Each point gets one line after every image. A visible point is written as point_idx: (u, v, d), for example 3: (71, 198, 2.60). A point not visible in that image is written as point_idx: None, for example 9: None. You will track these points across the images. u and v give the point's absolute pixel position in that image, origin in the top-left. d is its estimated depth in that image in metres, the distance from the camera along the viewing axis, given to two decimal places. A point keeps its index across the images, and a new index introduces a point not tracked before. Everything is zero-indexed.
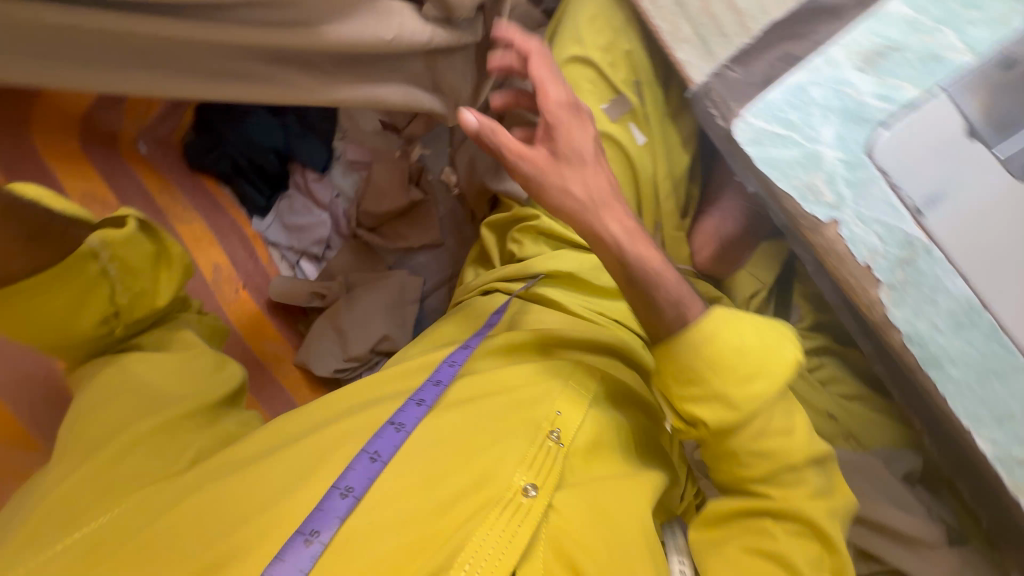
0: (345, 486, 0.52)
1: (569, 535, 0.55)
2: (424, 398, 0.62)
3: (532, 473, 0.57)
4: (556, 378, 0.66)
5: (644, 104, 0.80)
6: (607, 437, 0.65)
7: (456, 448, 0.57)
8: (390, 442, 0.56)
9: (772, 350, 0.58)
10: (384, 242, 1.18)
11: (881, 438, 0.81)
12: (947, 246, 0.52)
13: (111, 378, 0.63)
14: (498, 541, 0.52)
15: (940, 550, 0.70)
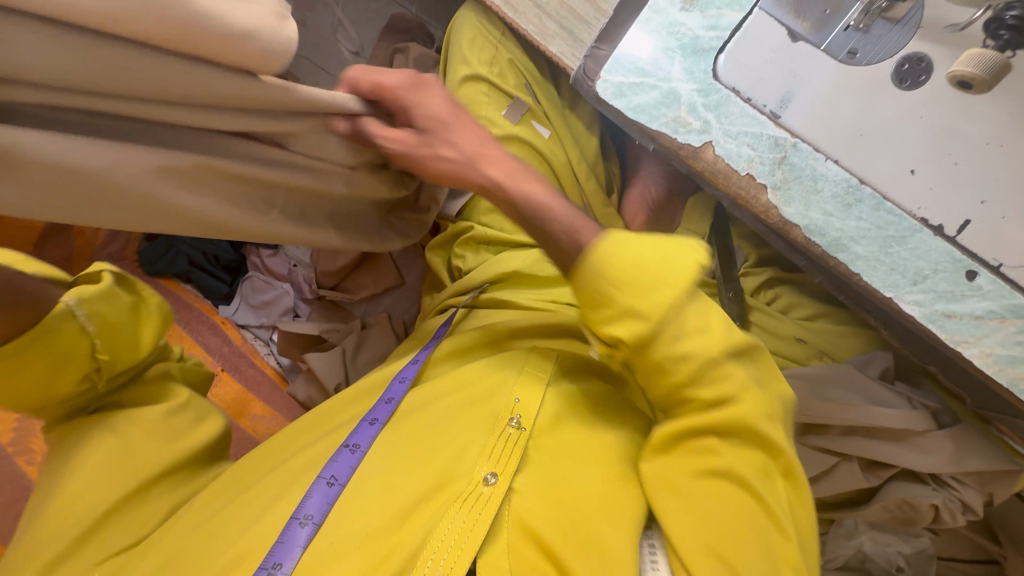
0: (305, 514, 0.55)
1: (531, 515, 0.58)
2: (377, 416, 0.66)
3: (493, 463, 0.60)
4: (509, 368, 0.69)
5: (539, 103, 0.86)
6: (571, 411, 0.67)
7: (414, 454, 0.61)
8: (346, 465, 0.60)
9: (671, 256, 0.54)
10: (345, 296, 1.20)
11: (848, 347, 0.84)
12: (811, 138, 0.53)
13: (97, 450, 0.60)
14: (458, 532, 0.55)
15: (931, 435, 0.73)
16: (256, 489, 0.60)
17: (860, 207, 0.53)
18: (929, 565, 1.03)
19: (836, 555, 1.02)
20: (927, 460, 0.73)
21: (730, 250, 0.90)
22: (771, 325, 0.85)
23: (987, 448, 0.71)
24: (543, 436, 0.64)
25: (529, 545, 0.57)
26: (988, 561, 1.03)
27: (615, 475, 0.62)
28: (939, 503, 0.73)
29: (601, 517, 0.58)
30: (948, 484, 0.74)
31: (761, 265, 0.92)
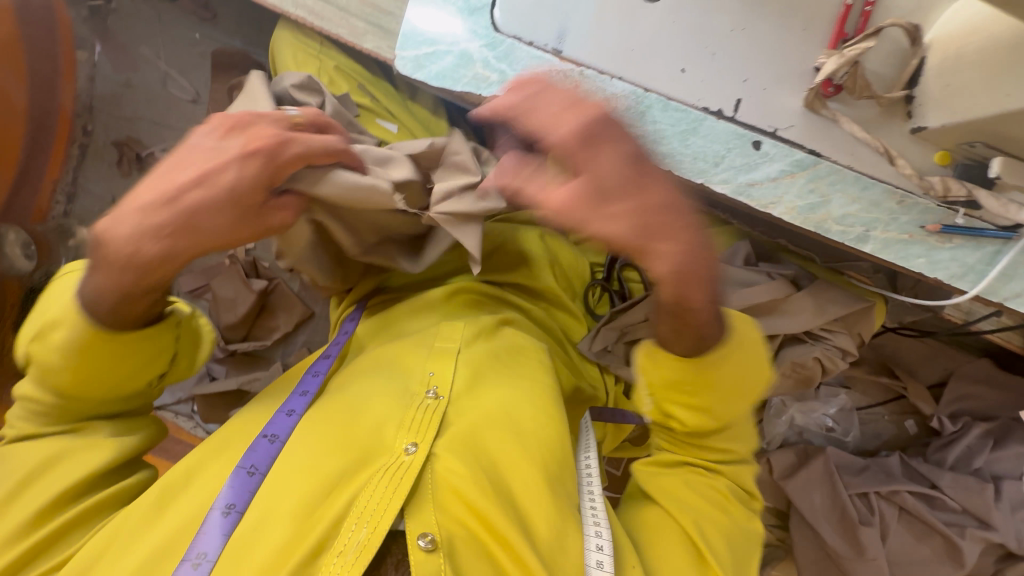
0: (225, 504, 0.56)
1: (452, 470, 0.60)
2: (295, 407, 0.66)
3: (412, 433, 0.62)
4: (419, 343, 0.72)
5: (377, 100, 0.90)
6: (485, 368, 0.70)
7: (334, 435, 0.61)
8: (266, 453, 0.60)
9: (749, 361, 0.63)
10: (258, 344, 1.17)
11: (719, 245, 0.89)
12: (592, 63, 0.61)
13: (55, 454, 0.59)
14: (382, 496, 0.56)
15: (793, 298, 0.82)
16: (174, 498, 0.58)
17: (651, 112, 0.60)
18: (851, 417, 1.17)
19: (776, 435, 1.17)
20: (799, 320, 0.81)
21: None
22: None
23: (844, 297, 0.81)
24: (461, 399, 0.66)
25: (456, 502, 0.59)
26: (896, 397, 1.17)
27: (536, 424, 0.66)
28: (820, 354, 0.82)
29: (522, 464, 0.63)
30: (822, 336, 0.83)
31: None
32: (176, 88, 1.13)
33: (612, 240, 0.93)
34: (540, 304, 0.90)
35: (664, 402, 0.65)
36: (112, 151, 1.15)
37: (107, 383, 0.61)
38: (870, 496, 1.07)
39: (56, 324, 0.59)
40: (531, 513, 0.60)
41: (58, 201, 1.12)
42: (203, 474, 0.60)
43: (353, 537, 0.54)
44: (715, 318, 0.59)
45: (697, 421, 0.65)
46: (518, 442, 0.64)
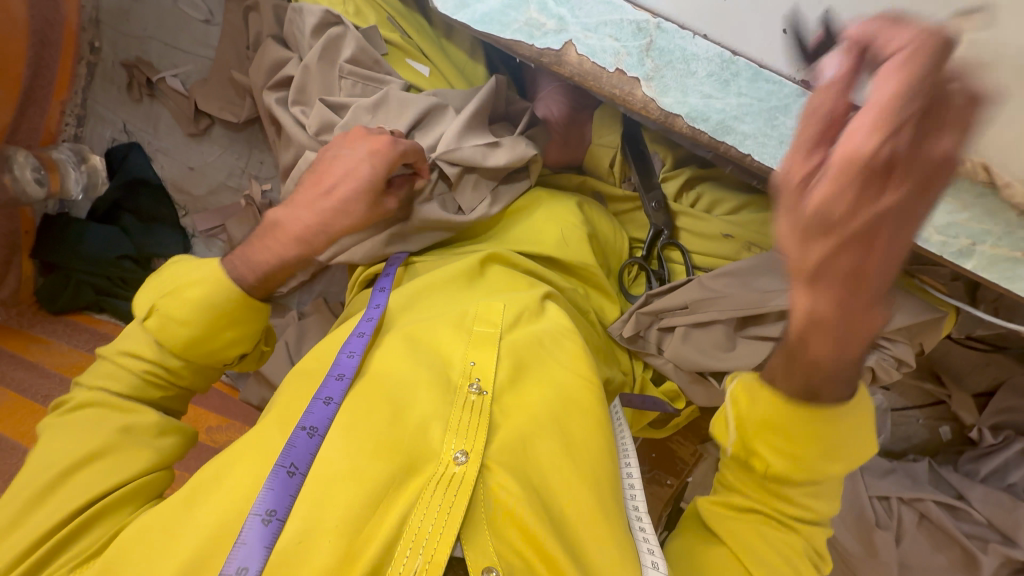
0: (265, 510, 0.50)
1: (507, 486, 0.56)
2: (330, 395, 0.60)
3: (462, 440, 0.57)
4: (460, 334, 0.68)
5: (408, 39, 0.82)
6: (528, 364, 0.66)
7: (377, 434, 0.57)
8: (305, 450, 0.55)
9: (860, 444, 0.51)
10: (276, 292, 1.13)
11: (774, 232, 0.84)
12: (674, 18, 0.54)
13: (105, 444, 0.59)
14: (438, 515, 0.52)
15: None
16: (200, 489, 0.54)
17: (737, 81, 0.52)
18: (884, 419, 1.11)
19: None
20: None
21: (646, 157, 0.86)
22: (697, 228, 0.85)
23: (914, 304, 0.71)
24: (504, 397, 0.63)
25: (511, 526, 0.55)
26: (936, 402, 1.12)
27: (584, 430, 0.63)
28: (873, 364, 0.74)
29: (575, 481, 0.59)
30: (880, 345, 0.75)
31: (678, 167, 0.89)
32: (189, 6, 1.03)
33: (660, 215, 0.85)
34: (576, 282, 0.84)
35: (755, 438, 0.52)
36: (121, 73, 1.06)
37: (210, 355, 0.66)
38: (892, 500, 1.04)
39: (198, 283, 0.64)
40: (588, 540, 0.56)
41: (68, 123, 1.07)
42: (236, 471, 0.54)
43: (409, 565, 0.50)
44: (843, 376, 0.46)
45: (787, 470, 0.52)
46: (570, 453, 0.60)
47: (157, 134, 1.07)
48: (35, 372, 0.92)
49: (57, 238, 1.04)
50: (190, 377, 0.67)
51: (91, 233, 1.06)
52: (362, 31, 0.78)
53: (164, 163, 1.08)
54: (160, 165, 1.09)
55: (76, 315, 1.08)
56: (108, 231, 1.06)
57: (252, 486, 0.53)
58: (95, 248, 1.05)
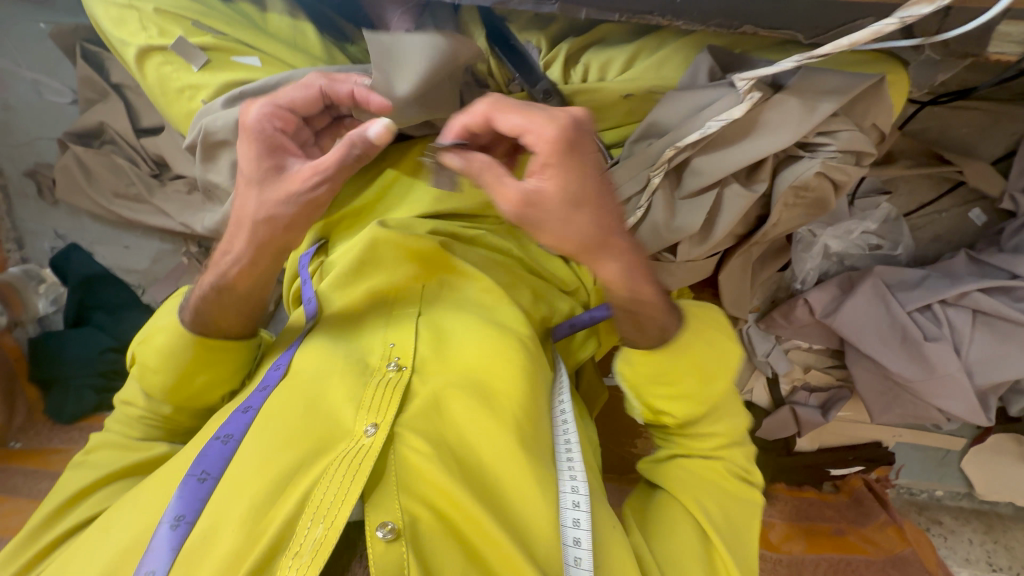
0: (174, 516, 0.52)
1: (416, 451, 0.57)
2: (250, 402, 0.61)
3: (372, 414, 0.58)
4: (378, 318, 0.68)
5: (223, 33, 0.76)
6: (442, 333, 0.67)
7: (287, 425, 0.57)
8: (219, 456, 0.56)
9: (722, 346, 0.68)
10: None
11: (677, 67, 0.74)
12: None
13: (67, 503, 0.64)
14: (341, 485, 0.53)
15: (776, 101, 0.64)
16: (121, 515, 0.57)
17: None
18: (899, 226, 0.98)
19: (808, 273, 1.01)
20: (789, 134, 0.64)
21: (520, 50, 0.79)
22: (597, 100, 0.77)
23: (842, 77, 0.63)
24: (425, 367, 0.64)
25: (425, 479, 0.57)
26: (957, 185, 0.96)
27: (498, 382, 0.63)
28: (822, 167, 0.67)
29: (487, 427, 0.60)
30: (820, 144, 0.67)
31: (557, 44, 0.82)
32: (52, 93, 1.05)
33: (552, 103, 0.76)
34: (490, 223, 0.82)
35: (648, 395, 0.69)
36: (30, 184, 1.10)
37: (187, 391, 0.68)
38: (934, 307, 0.92)
39: (159, 330, 0.68)
40: (505, 483, 0.59)
41: (10, 250, 1.11)
42: (154, 490, 0.57)
43: (309, 534, 0.51)
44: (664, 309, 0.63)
45: (684, 411, 0.68)
46: (483, 410, 0.61)
47: (84, 229, 1.12)
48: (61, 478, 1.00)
49: (42, 355, 1.09)
50: (186, 415, 0.71)
51: (65, 338, 1.09)
52: (173, 49, 0.74)
53: (104, 252, 1.13)
54: (101, 255, 1.13)
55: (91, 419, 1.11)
56: (81, 332, 1.09)
57: (163, 498, 0.56)
58: (77, 351, 1.08)
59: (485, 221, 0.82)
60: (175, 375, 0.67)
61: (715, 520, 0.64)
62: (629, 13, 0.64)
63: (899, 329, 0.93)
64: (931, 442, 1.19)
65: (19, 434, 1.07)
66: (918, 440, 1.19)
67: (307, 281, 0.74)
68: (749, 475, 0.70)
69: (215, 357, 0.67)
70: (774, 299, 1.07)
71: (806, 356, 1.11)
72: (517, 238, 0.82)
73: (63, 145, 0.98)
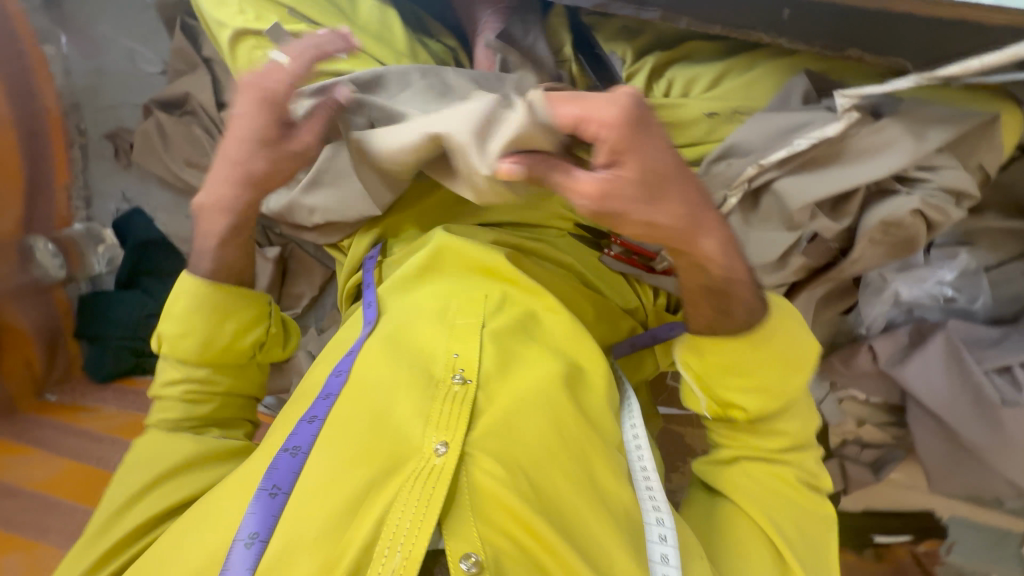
0: (248, 534, 0.54)
1: (489, 474, 0.57)
2: (316, 413, 0.62)
3: (442, 432, 0.58)
4: (442, 326, 0.68)
5: (319, 16, 0.79)
6: (506, 349, 0.66)
7: (356, 442, 0.58)
8: (288, 470, 0.58)
9: (798, 345, 0.65)
10: (290, 313, 1.15)
11: (765, 92, 0.72)
12: None
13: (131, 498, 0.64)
14: (415, 511, 0.53)
15: (874, 128, 0.63)
16: (199, 517, 0.58)
17: None
18: (978, 280, 0.93)
19: (875, 318, 0.96)
20: (887, 161, 0.63)
21: (604, 60, 0.79)
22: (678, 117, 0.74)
23: (945, 112, 0.62)
24: (491, 383, 0.63)
25: (497, 509, 0.55)
26: None
27: (566, 407, 0.62)
28: (920, 205, 0.64)
29: (557, 454, 0.60)
30: (919, 180, 0.65)
31: (642, 57, 0.81)
32: (143, 62, 1.11)
33: None
34: (548, 233, 0.82)
35: (716, 387, 0.66)
36: (108, 145, 1.15)
37: (218, 348, 0.72)
38: (1015, 368, 0.87)
39: (181, 295, 0.71)
40: (579, 516, 0.57)
41: (77, 207, 1.13)
42: (228, 498, 0.58)
43: (386, 565, 0.51)
44: (748, 296, 0.62)
45: (758, 404, 0.65)
46: (555, 435, 0.60)
47: (151, 194, 1.16)
48: (88, 437, 0.99)
49: (90, 311, 1.10)
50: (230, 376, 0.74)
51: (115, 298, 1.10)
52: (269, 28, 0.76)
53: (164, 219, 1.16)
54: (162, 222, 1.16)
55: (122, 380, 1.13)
56: (131, 295, 1.10)
57: (237, 509, 0.57)
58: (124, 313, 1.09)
59: (545, 229, 0.82)
60: (198, 331, 0.71)
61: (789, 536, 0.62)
62: (732, 28, 0.63)
63: (972, 389, 0.87)
64: (991, 520, 1.10)
65: (54, 387, 1.07)
66: (976, 516, 1.10)
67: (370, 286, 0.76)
68: (816, 482, 0.68)
69: (237, 304, 0.73)
70: (832, 343, 1.01)
71: (861, 409, 1.05)
72: (578, 250, 0.81)
73: (147, 110, 1.02)
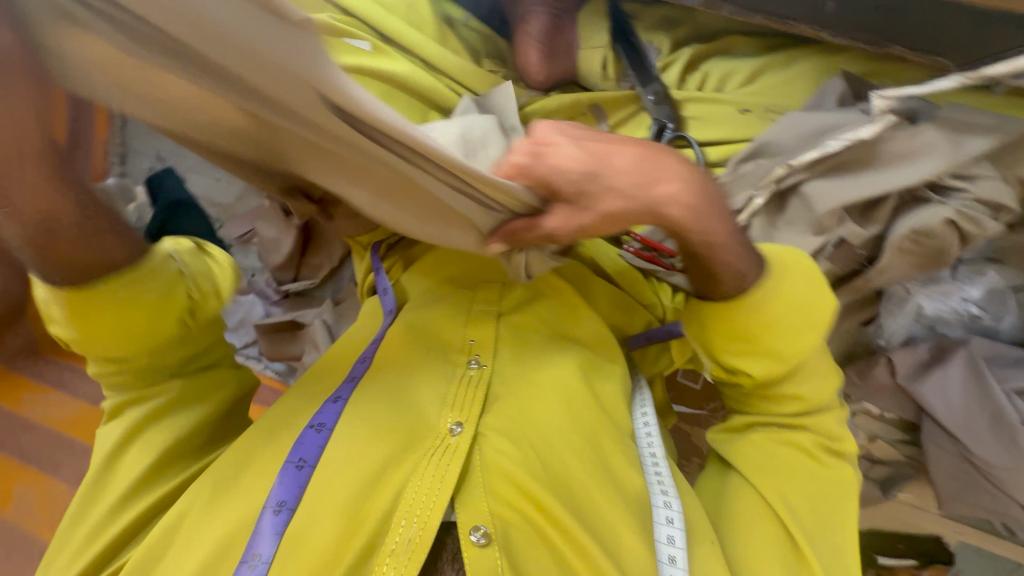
0: (276, 501, 0.55)
1: (500, 451, 0.60)
2: (340, 393, 0.64)
3: (456, 413, 0.62)
4: (461, 317, 0.71)
5: None
6: (522, 338, 0.70)
7: (379, 418, 0.61)
8: (313, 445, 0.59)
9: (813, 302, 0.63)
10: (309, 283, 1.17)
11: (800, 91, 0.72)
12: None
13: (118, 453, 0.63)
14: (431, 484, 0.56)
15: (910, 135, 0.61)
16: (230, 486, 0.59)
17: None
18: (1005, 299, 0.91)
19: (897, 333, 0.94)
20: (916, 169, 0.61)
21: (640, 50, 0.80)
22: (708, 111, 0.76)
23: (985, 121, 0.59)
24: (504, 367, 0.67)
25: (506, 483, 0.59)
26: None
27: (578, 396, 0.65)
28: (953, 215, 0.62)
29: (568, 437, 0.62)
30: (954, 189, 0.64)
31: (680, 49, 0.81)
32: None
33: (661, 108, 0.76)
34: None
35: (718, 348, 0.65)
36: None
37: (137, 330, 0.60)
38: None
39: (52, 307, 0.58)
40: (588, 493, 0.60)
41: (114, 163, 1.17)
42: (257, 464, 0.60)
43: (403, 534, 0.54)
44: (738, 266, 0.61)
45: (762, 367, 0.64)
46: (566, 419, 0.63)
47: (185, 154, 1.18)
48: None
49: None
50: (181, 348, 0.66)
51: None
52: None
53: (196, 182, 1.18)
54: (192, 183, 1.19)
55: None
56: None
57: (266, 478, 0.58)
58: None
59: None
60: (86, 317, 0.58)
61: (798, 509, 0.62)
62: (777, 17, 0.63)
63: (992, 409, 0.86)
64: (1002, 549, 1.06)
65: None
66: (987, 544, 1.07)
67: (380, 272, 0.77)
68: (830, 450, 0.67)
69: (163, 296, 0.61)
70: (849, 353, 1.00)
71: (873, 424, 1.04)
72: (598, 245, 0.82)
73: None
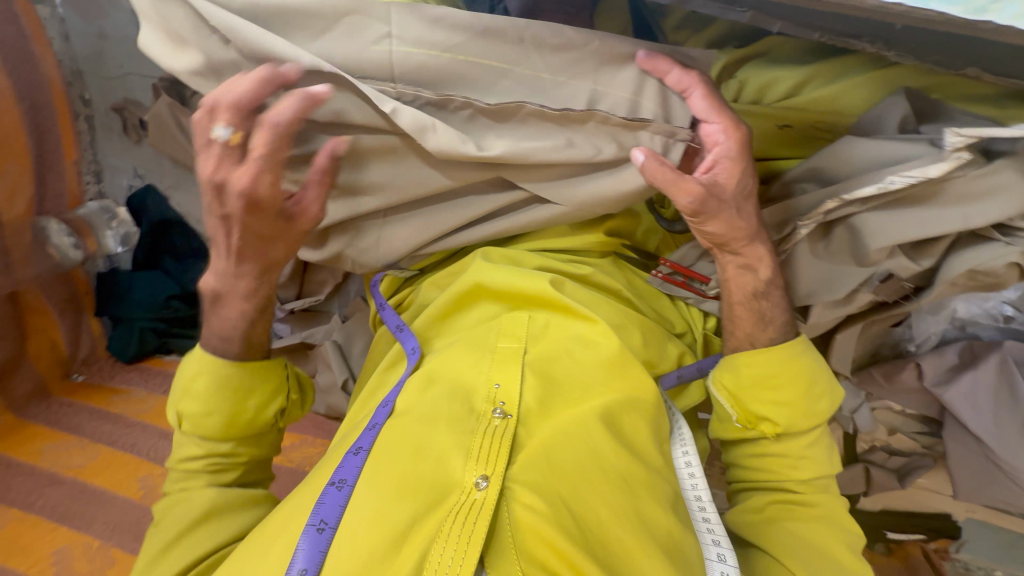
0: (298, 569, 0.48)
1: (529, 507, 0.52)
2: (362, 443, 0.58)
3: (481, 465, 0.54)
4: (484, 355, 0.63)
5: None
6: (552, 377, 0.62)
7: (400, 474, 0.54)
8: (334, 504, 0.53)
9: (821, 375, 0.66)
10: (314, 300, 1.11)
11: (852, 105, 0.63)
12: None
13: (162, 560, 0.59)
14: (455, 548, 0.48)
15: (982, 172, 0.55)
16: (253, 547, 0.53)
17: None
18: None
19: (929, 335, 0.92)
20: (981, 211, 0.56)
21: None
22: (746, 126, 0.68)
23: None
24: (531, 417, 0.59)
25: (543, 544, 0.51)
26: None
27: (609, 443, 0.58)
28: (1019, 256, 0.58)
29: (602, 489, 0.55)
30: (1021, 228, 0.58)
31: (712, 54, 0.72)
32: None
33: None
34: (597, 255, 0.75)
35: (750, 404, 0.66)
36: (116, 119, 1.08)
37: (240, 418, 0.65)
38: None
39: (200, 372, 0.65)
40: (626, 552, 0.53)
41: (89, 181, 1.08)
42: (271, 538, 0.53)
43: None
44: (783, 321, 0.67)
45: (789, 422, 0.65)
46: (601, 470, 0.56)
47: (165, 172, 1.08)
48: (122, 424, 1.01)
49: (110, 295, 1.08)
50: (249, 446, 0.68)
51: (131, 280, 1.07)
52: None
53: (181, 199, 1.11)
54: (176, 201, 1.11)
55: (148, 360, 1.12)
56: (151, 276, 1.08)
57: (284, 546, 0.51)
58: (142, 295, 1.07)
59: (589, 255, 0.75)
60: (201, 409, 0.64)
61: None
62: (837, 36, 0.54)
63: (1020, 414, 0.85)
64: (1009, 525, 1.10)
65: (82, 368, 1.08)
66: (994, 520, 1.10)
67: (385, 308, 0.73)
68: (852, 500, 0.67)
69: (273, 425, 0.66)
70: (875, 354, 0.97)
71: (894, 418, 1.03)
72: (625, 272, 0.76)
73: (156, 92, 0.94)
